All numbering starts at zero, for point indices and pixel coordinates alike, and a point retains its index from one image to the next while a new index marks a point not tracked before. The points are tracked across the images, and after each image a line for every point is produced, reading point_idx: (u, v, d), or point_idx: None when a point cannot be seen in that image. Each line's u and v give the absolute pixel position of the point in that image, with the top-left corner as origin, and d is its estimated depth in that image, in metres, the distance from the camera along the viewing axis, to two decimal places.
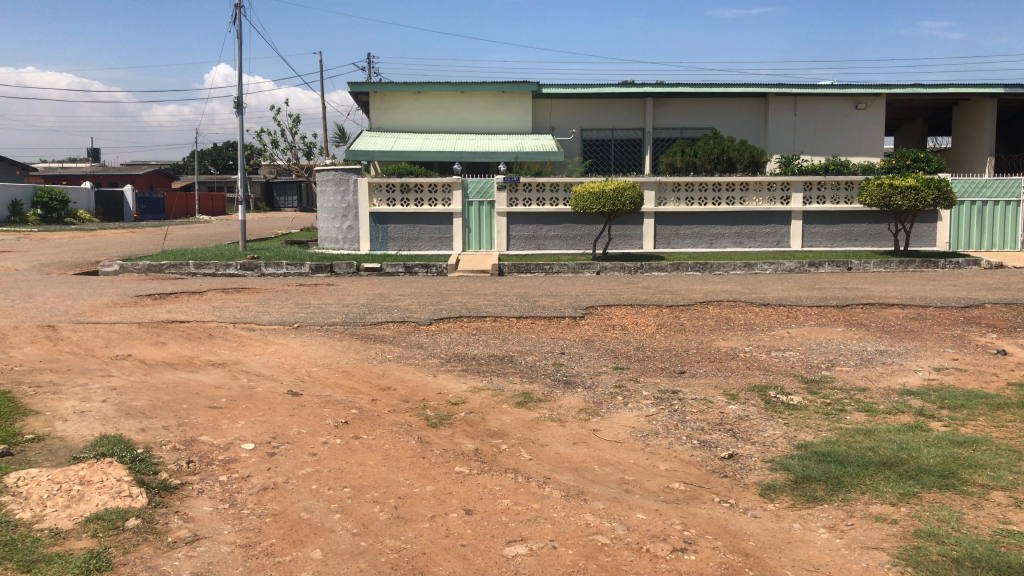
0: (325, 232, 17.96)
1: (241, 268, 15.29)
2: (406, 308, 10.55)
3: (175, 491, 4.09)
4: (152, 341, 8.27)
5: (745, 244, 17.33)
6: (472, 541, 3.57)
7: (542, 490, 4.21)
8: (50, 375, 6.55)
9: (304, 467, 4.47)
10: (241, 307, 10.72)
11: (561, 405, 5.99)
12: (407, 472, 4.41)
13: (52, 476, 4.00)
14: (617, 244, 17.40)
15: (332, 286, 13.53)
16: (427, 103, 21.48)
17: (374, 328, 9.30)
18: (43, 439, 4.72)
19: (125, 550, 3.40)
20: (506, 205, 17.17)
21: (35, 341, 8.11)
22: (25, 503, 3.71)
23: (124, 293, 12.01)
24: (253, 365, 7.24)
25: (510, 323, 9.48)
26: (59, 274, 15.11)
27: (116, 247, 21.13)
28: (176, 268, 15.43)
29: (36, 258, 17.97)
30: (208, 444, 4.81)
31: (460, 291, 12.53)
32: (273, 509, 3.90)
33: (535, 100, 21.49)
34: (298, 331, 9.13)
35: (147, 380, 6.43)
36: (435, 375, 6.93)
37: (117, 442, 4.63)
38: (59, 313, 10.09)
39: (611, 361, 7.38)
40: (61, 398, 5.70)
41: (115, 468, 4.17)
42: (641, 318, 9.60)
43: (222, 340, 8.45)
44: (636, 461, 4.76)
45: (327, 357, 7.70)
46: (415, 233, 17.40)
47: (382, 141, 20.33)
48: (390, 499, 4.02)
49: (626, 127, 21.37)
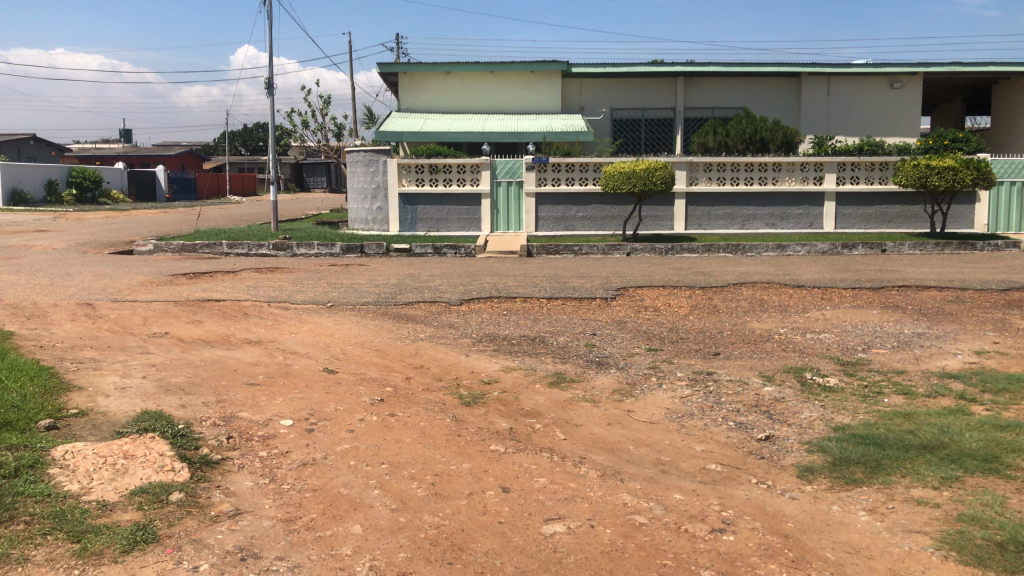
0: (354, 213, 18.20)
1: (274, 248, 15.47)
2: (437, 288, 10.58)
3: (217, 466, 4.15)
4: (189, 319, 8.37)
5: (777, 225, 17.13)
6: (511, 518, 3.59)
7: (578, 469, 4.22)
8: (91, 352, 6.66)
9: (342, 443, 4.52)
10: (274, 286, 10.82)
11: (595, 385, 5.99)
12: (443, 450, 4.43)
13: (97, 450, 4.11)
14: (647, 225, 17.26)
15: (364, 266, 13.60)
16: (457, 83, 21.46)
17: (405, 307, 9.36)
18: (86, 414, 4.82)
19: (169, 523, 3.46)
20: (535, 184, 17.12)
21: (75, 318, 8.27)
22: (73, 476, 3.82)
23: (160, 272, 12.17)
24: (289, 344, 7.31)
25: (541, 304, 9.45)
26: (95, 253, 15.30)
27: (149, 228, 21.22)
28: (210, 248, 15.62)
29: (73, 238, 18.27)
30: (247, 420, 4.87)
31: (490, 272, 12.51)
32: (313, 484, 3.95)
33: (565, 80, 21.34)
34: (331, 310, 9.21)
35: (186, 358, 6.51)
36: (467, 355, 6.96)
37: (159, 417, 4.71)
38: (96, 291, 10.26)
39: (644, 342, 7.34)
40: (102, 374, 5.81)
41: (158, 443, 4.25)
42: (673, 299, 9.55)
43: (257, 319, 8.54)
44: (672, 442, 4.75)
45: (360, 336, 7.74)
46: (444, 213, 17.44)
47: (410, 121, 20.33)
48: (427, 476, 4.05)
49: (657, 107, 21.21)
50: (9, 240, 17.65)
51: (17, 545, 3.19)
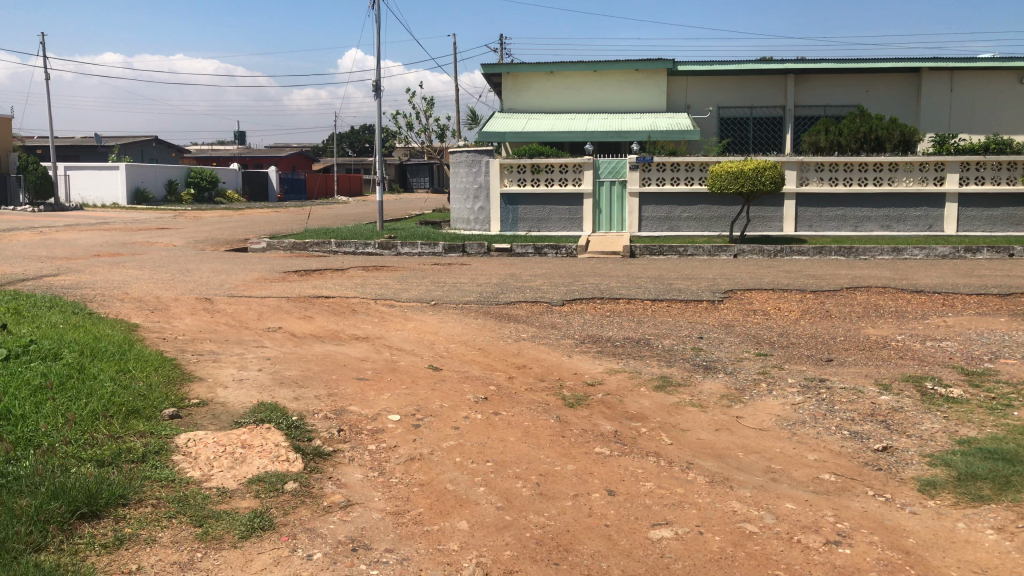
0: (457, 213, 18.44)
1: (379, 247, 15.82)
2: (539, 288, 10.60)
3: (329, 458, 4.27)
4: (300, 315, 8.65)
5: (893, 227, 16.43)
6: (617, 521, 3.55)
7: (685, 475, 4.15)
8: (210, 344, 6.96)
9: (448, 440, 4.57)
10: (381, 284, 11.07)
11: (702, 390, 5.87)
12: (548, 451, 4.43)
13: (218, 438, 4.29)
14: (755, 226, 16.81)
15: (467, 265, 13.75)
16: (561, 83, 21.47)
17: (508, 307, 9.41)
18: (207, 404, 5.04)
19: (284, 511, 3.58)
20: (639, 184, 16.95)
21: (196, 312, 8.67)
22: (196, 462, 4.01)
23: (273, 269, 12.63)
24: (395, 341, 7.46)
25: (645, 306, 9.34)
26: (212, 250, 16.01)
27: (263, 227, 22.05)
28: (319, 246, 16.10)
29: (192, 235, 19.16)
30: (356, 414, 4.99)
31: (592, 272, 12.44)
32: (420, 479, 4.02)
33: (670, 79, 21.04)
34: (435, 308, 9.35)
35: (298, 352, 6.74)
36: (570, 356, 6.94)
37: (274, 409, 4.89)
38: (214, 286, 10.73)
39: (753, 347, 7.16)
40: (221, 366, 6.07)
41: (273, 434, 4.41)
42: (783, 303, 9.27)
43: (365, 316, 8.75)
44: (783, 450, 4.61)
45: (463, 334, 7.83)
46: (545, 213, 17.47)
47: (514, 121, 20.44)
48: (532, 475, 4.06)
49: (765, 105, 20.67)
50: (134, 237, 18.65)
51: (145, 526, 3.36)
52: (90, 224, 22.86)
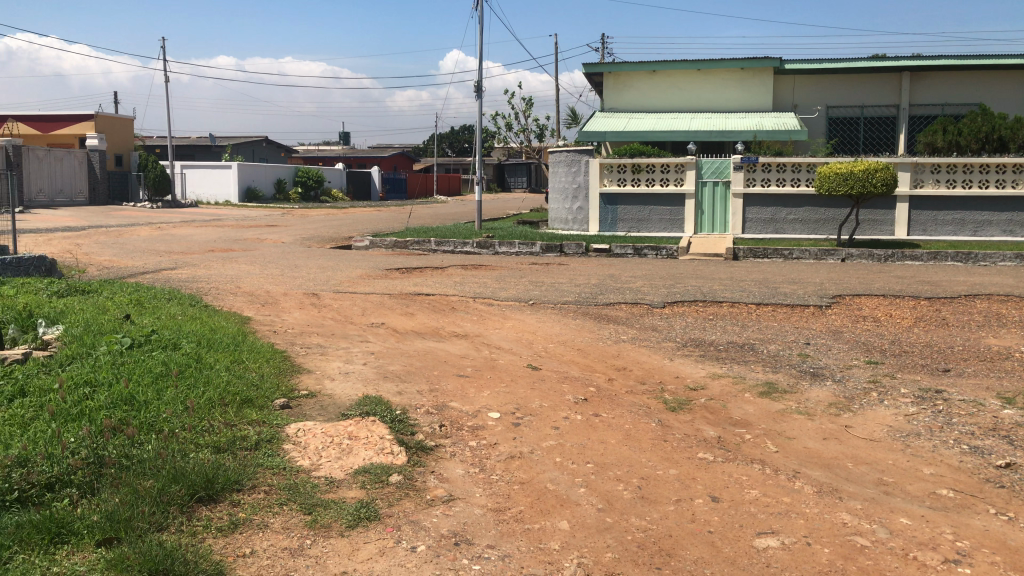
0: (555, 213, 18.49)
1: (478, 246, 15.98)
2: (639, 290, 10.50)
3: (431, 452, 4.34)
4: (402, 312, 8.83)
5: (1015, 232, 15.61)
6: (720, 528, 3.49)
7: (792, 484, 4.03)
8: (317, 338, 7.19)
9: (548, 439, 4.58)
10: (480, 283, 11.18)
11: (809, 397, 5.70)
12: (649, 454, 4.38)
13: (325, 429, 4.42)
14: (865, 230, 16.24)
15: (565, 266, 13.74)
16: (663, 82, 21.22)
17: (607, 308, 9.36)
18: (315, 395, 5.20)
19: (389, 503, 3.66)
20: (743, 185, 16.57)
21: (303, 306, 8.96)
22: (305, 452, 4.14)
23: (375, 267, 12.94)
24: (494, 339, 7.52)
25: (748, 310, 9.13)
26: (318, 247, 16.51)
27: (366, 225, 22.60)
28: (419, 245, 16.39)
29: (299, 232, 19.81)
30: (458, 410, 5.06)
31: (693, 275, 12.25)
32: (521, 477, 4.04)
33: (777, 77, 20.51)
34: (534, 307, 9.39)
35: (400, 348, 6.87)
36: (671, 359, 6.86)
37: (379, 402, 5.00)
38: (320, 282, 11.06)
39: (863, 355, 6.91)
40: (328, 359, 6.26)
41: (378, 427, 4.51)
42: (895, 310, 8.91)
43: (464, 314, 8.86)
44: (896, 462, 4.44)
45: (562, 335, 7.83)
46: (645, 213, 17.28)
47: (614, 121, 20.31)
48: (634, 478, 4.03)
49: (878, 104, 19.93)
50: (245, 234, 19.40)
51: (259, 512, 3.49)
52: (203, 220, 23.92)
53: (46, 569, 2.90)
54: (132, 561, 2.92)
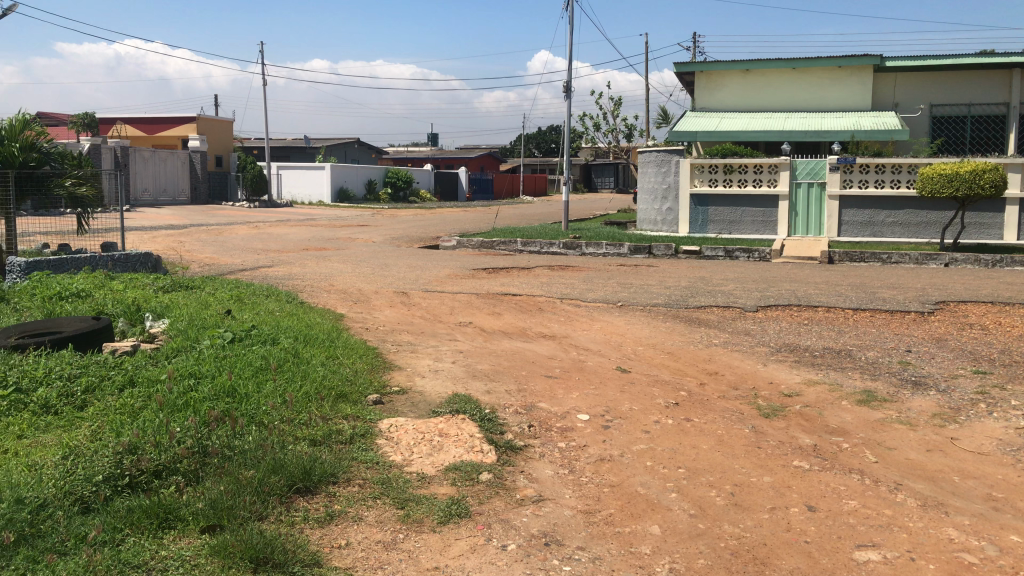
0: (644, 214, 18.37)
1: (564, 246, 15.96)
2: (730, 293, 10.30)
3: (520, 452, 4.36)
4: (490, 311, 8.89)
5: None
6: (818, 539, 3.39)
7: (893, 496, 3.89)
8: (407, 336, 7.30)
9: (638, 443, 4.54)
10: (567, 284, 11.17)
11: (911, 407, 5.49)
12: (742, 461, 4.29)
13: (417, 426, 4.49)
14: (971, 233, 15.55)
15: (653, 268, 13.60)
16: (757, 81, 20.77)
17: (697, 311, 9.22)
18: (406, 392, 5.29)
19: (480, 501, 3.69)
20: (839, 186, 16.10)
21: (393, 305, 9.12)
22: (397, 447, 4.21)
23: (463, 266, 13.06)
24: (582, 341, 7.50)
25: (846, 315, 8.85)
26: (407, 247, 16.77)
27: (454, 225, 22.84)
28: (506, 245, 16.48)
29: (389, 232, 20.18)
30: (547, 411, 5.06)
31: (786, 278, 11.95)
32: (610, 480, 4.01)
33: (877, 75, 19.82)
34: (622, 309, 9.31)
35: (489, 347, 6.92)
36: (765, 364, 6.70)
37: (468, 400, 5.05)
38: (409, 281, 11.23)
39: (969, 364, 6.60)
40: (418, 356, 6.36)
41: (469, 425, 4.55)
42: (1004, 318, 8.49)
43: (552, 314, 8.86)
44: (1006, 477, 4.23)
45: (651, 338, 7.74)
46: (737, 215, 16.95)
47: (706, 121, 19.99)
48: (726, 485, 3.95)
49: (986, 102, 19.07)
50: (336, 233, 19.86)
51: (354, 504, 3.57)
52: (298, 220, 24.60)
53: (154, 553, 3.03)
54: (234, 549, 3.01)
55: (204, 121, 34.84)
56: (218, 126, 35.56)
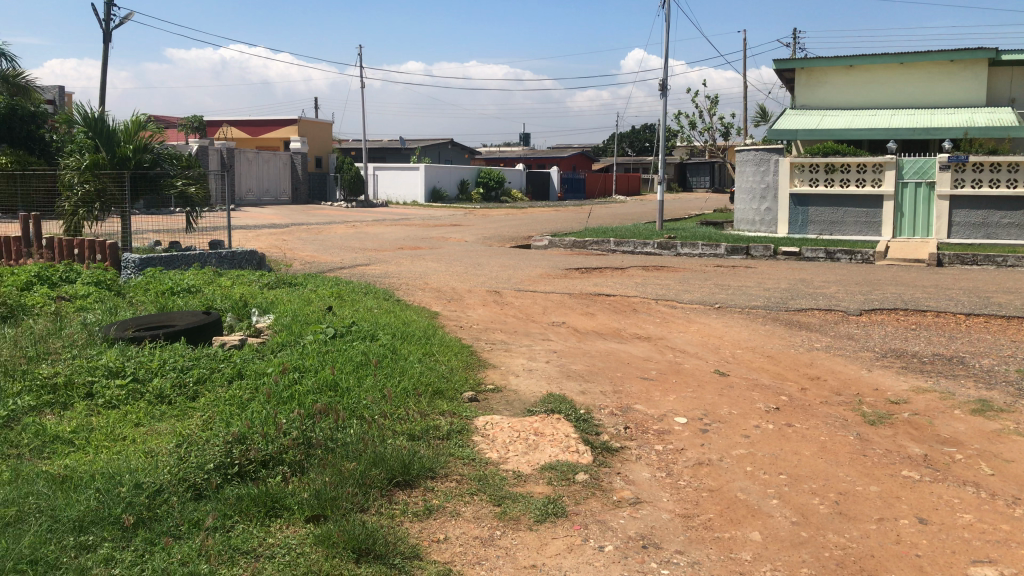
0: (741, 213, 17.95)
1: (659, 246, 15.77)
2: (832, 296, 9.98)
3: (616, 453, 4.33)
4: (584, 312, 8.87)
5: None
6: (929, 552, 3.25)
7: (1011, 510, 3.70)
8: (501, 334, 7.35)
9: (737, 447, 4.45)
10: (662, 285, 11.03)
11: None
12: (847, 469, 4.16)
13: (513, 424, 4.51)
14: None
15: (750, 269, 13.30)
16: (861, 77, 20.08)
17: (798, 314, 8.97)
18: (501, 390, 5.32)
19: (576, 501, 3.69)
20: (949, 186, 15.36)
21: (486, 303, 9.20)
22: (494, 444, 4.25)
23: (555, 266, 13.06)
24: (678, 342, 7.40)
25: (957, 321, 8.46)
26: (499, 246, 16.88)
27: (546, 224, 22.87)
28: (599, 245, 16.42)
29: (481, 231, 20.36)
30: (643, 413, 5.02)
31: (891, 281, 11.50)
32: (709, 485, 3.94)
33: (992, 70, 18.92)
34: (719, 311, 9.14)
35: (582, 348, 6.90)
36: (870, 370, 6.46)
37: (564, 400, 5.05)
38: (502, 280, 11.30)
39: None
40: (512, 355, 6.39)
41: (564, 425, 4.55)
42: None
43: (647, 316, 8.77)
44: None
45: (750, 340, 7.57)
46: (839, 215, 16.45)
47: (807, 119, 19.43)
48: (831, 493, 3.83)
49: None
50: (431, 233, 20.16)
51: (452, 499, 3.62)
52: (393, 219, 25.07)
53: (262, 540, 3.14)
54: (338, 538, 3.09)
55: (305, 124, 35.98)
56: (317, 129, 36.68)
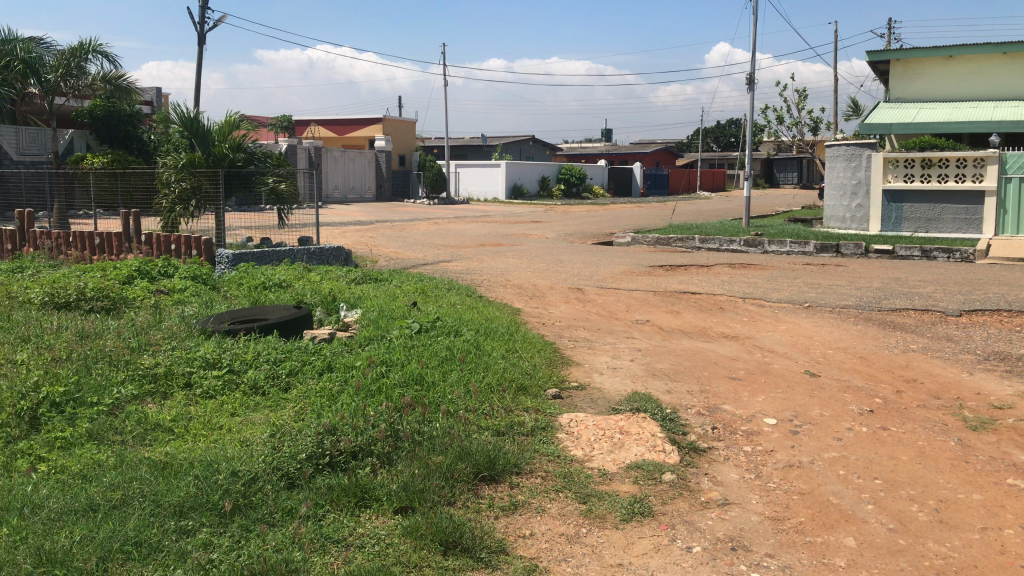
0: (831, 210, 17.44)
1: (745, 244, 15.47)
2: (928, 296, 9.60)
3: (704, 453, 4.26)
4: (668, 309, 8.76)
5: None
6: None
7: None
8: (584, 332, 7.33)
9: (830, 450, 4.33)
10: (748, 283, 10.81)
11: None
12: (948, 475, 4.00)
13: (597, 422, 4.49)
14: None
15: (840, 267, 12.91)
16: (962, 67, 19.21)
17: (892, 314, 8.65)
18: (585, 388, 5.31)
19: (662, 500, 3.65)
20: None
21: (569, 301, 9.18)
22: (578, 442, 4.24)
23: (638, 263, 12.94)
24: (766, 342, 7.24)
25: None
26: (581, 243, 16.81)
27: (629, 221, 22.68)
28: (682, 242, 16.20)
29: (563, 228, 20.32)
30: (731, 413, 4.92)
31: (992, 281, 10.99)
32: (800, 488, 3.85)
33: None
34: (808, 310, 8.90)
35: (668, 346, 6.82)
36: (971, 373, 6.19)
37: (649, 399, 5.00)
38: (585, 277, 11.25)
39: None
40: (595, 353, 6.37)
41: (650, 424, 4.50)
42: None
43: (733, 314, 8.61)
44: None
45: (842, 341, 7.35)
46: (936, 212, 15.83)
47: (902, 112, 18.72)
48: (930, 500, 3.69)
49: None
50: (513, 229, 20.22)
51: (537, 495, 3.63)
52: (475, 217, 25.25)
53: (352, 529, 3.21)
54: (425, 530, 3.13)
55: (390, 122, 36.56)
56: (402, 127, 37.25)
